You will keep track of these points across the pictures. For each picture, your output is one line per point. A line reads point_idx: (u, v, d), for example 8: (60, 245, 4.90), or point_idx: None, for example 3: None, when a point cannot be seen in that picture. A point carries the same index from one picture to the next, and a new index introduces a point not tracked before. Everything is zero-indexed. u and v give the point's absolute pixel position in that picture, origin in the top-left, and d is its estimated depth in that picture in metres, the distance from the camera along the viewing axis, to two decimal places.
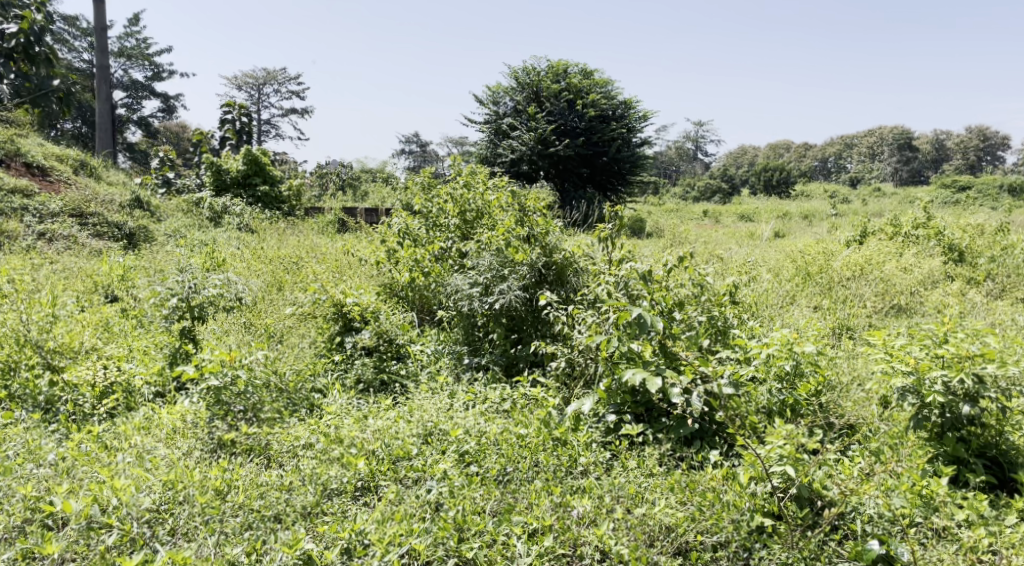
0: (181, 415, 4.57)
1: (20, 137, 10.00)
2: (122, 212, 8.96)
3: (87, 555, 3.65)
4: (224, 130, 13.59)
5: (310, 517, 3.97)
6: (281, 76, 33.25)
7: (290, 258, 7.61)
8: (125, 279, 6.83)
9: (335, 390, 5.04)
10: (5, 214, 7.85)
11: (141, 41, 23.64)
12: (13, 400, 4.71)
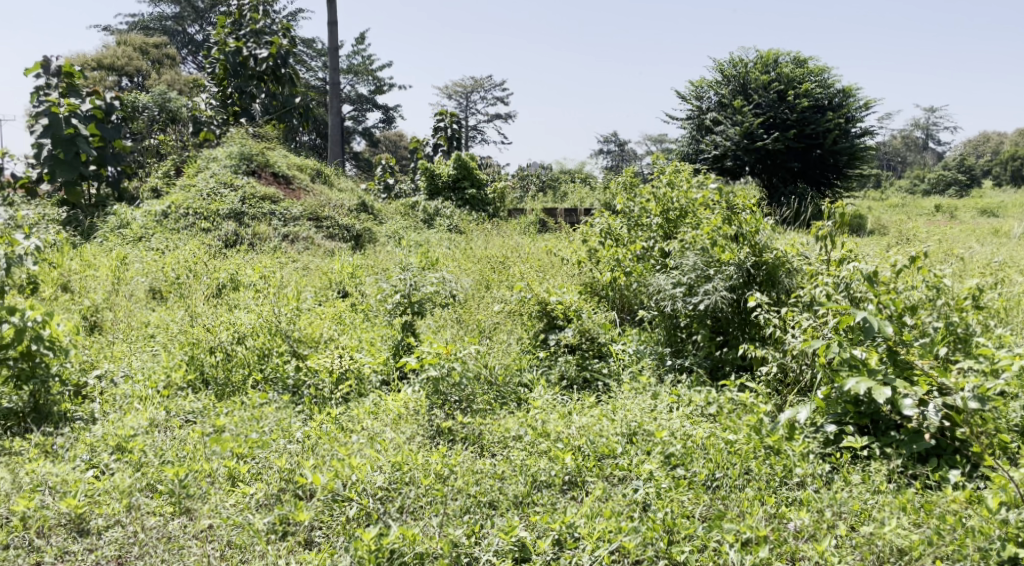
0: (405, 402, 4.85)
1: (269, 149, 11.14)
2: (351, 215, 9.70)
3: (331, 525, 3.88)
4: (437, 137, 14.35)
5: (521, 506, 4.08)
6: (488, 83, 34.56)
7: (498, 258, 7.88)
8: (353, 276, 7.39)
9: (541, 385, 5.18)
10: (257, 219, 8.79)
11: (366, 58, 25.53)
12: (267, 383, 5.25)
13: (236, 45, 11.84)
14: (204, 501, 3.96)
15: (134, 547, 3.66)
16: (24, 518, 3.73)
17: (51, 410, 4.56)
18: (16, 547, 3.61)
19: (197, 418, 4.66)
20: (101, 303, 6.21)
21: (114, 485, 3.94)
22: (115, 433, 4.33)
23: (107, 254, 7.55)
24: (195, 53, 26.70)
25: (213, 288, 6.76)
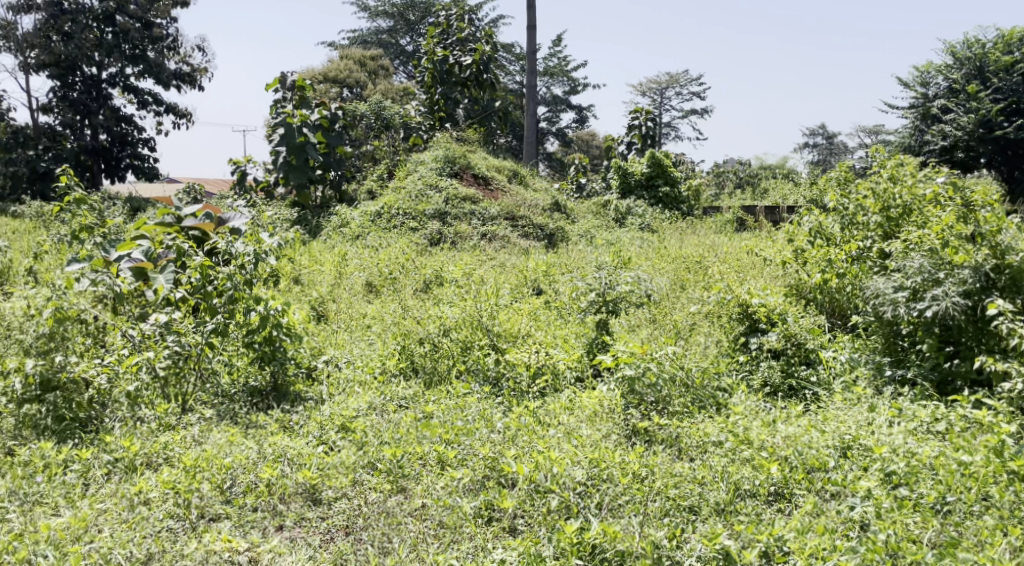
0: (599, 400, 4.91)
1: (471, 152, 11.62)
2: (546, 214, 9.89)
3: (532, 514, 3.98)
4: (631, 135, 14.33)
5: (724, 514, 4.01)
6: (684, 78, 33.95)
7: (694, 257, 7.74)
8: (548, 274, 7.50)
9: (742, 391, 5.05)
10: (458, 219, 9.18)
11: (563, 59, 25.89)
12: (470, 373, 5.48)
13: (444, 54, 12.45)
14: (418, 482, 4.21)
15: (359, 519, 3.92)
16: (269, 484, 4.08)
17: (288, 389, 5.00)
18: (263, 510, 3.95)
19: (410, 404, 4.97)
20: (326, 295, 6.78)
21: (341, 461, 4.27)
22: (340, 414, 4.70)
23: (331, 251, 8.19)
24: (406, 63, 28.23)
25: (421, 284, 7.15)
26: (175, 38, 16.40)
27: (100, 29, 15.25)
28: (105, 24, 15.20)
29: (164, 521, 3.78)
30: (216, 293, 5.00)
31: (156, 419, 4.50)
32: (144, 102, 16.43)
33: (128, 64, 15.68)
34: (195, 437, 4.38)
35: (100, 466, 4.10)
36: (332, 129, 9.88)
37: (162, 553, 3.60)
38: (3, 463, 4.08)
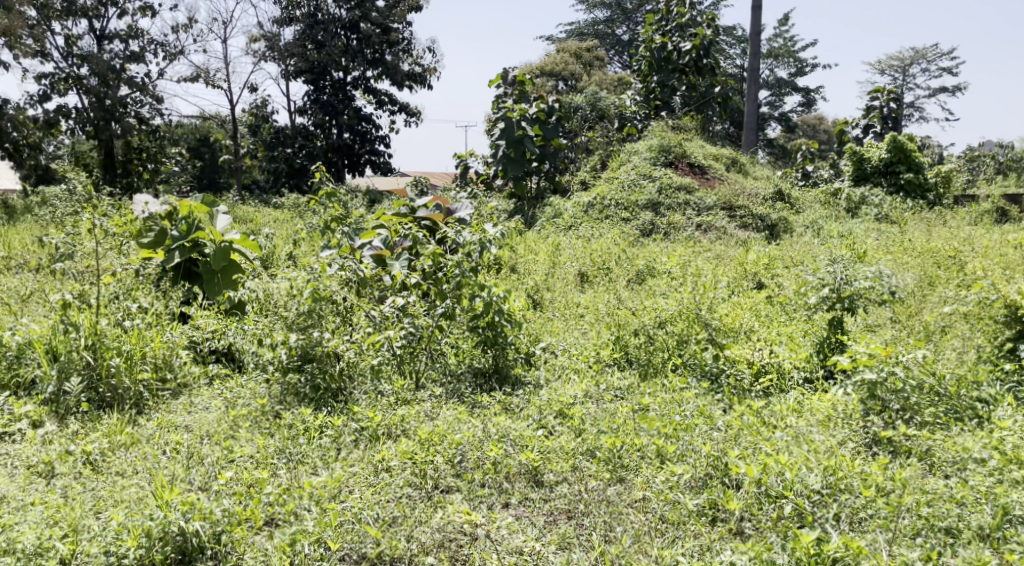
0: (832, 403, 4.57)
1: (688, 141, 11.34)
2: (767, 204, 9.42)
3: (761, 519, 3.82)
4: (869, 117, 13.34)
5: (990, 540, 3.61)
6: (932, 53, 31.14)
7: (946, 251, 7.05)
8: (770, 267, 7.14)
9: (1007, 403, 4.49)
10: (672, 209, 8.98)
11: (790, 39, 24.71)
12: (686, 367, 5.32)
13: (662, 41, 12.31)
14: (637, 473, 4.15)
15: (581, 505, 3.95)
16: (495, 463, 4.19)
17: (508, 371, 5.15)
18: (490, 486, 4.07)
19: (625, 395, 4.94)
20: (541, 284, 6.89)
21: (561, 446, 4.31)
22: (558, 400, 4.75)
23: (545, 242, 8.32)
24: (622, 53, 28.12)
25: (634, 276, 7.07)
26: (410, 42, 17.35)
27: (347, 36, 16.53)
28: (351, 32, 16.51)
29: (403, 488, 3.96)
30: (446, 279, 5.23)
31: (393, 393, 4.76)
32: (382, 102, 17.59)
33: (369, 67, 16.77)
34: (427, 412, 4.60)
35: (348, 433, 4.37)
36: (550, 120, 10.05)
37: (403, 518, 3.76)
38: (273, 424, 4.42)
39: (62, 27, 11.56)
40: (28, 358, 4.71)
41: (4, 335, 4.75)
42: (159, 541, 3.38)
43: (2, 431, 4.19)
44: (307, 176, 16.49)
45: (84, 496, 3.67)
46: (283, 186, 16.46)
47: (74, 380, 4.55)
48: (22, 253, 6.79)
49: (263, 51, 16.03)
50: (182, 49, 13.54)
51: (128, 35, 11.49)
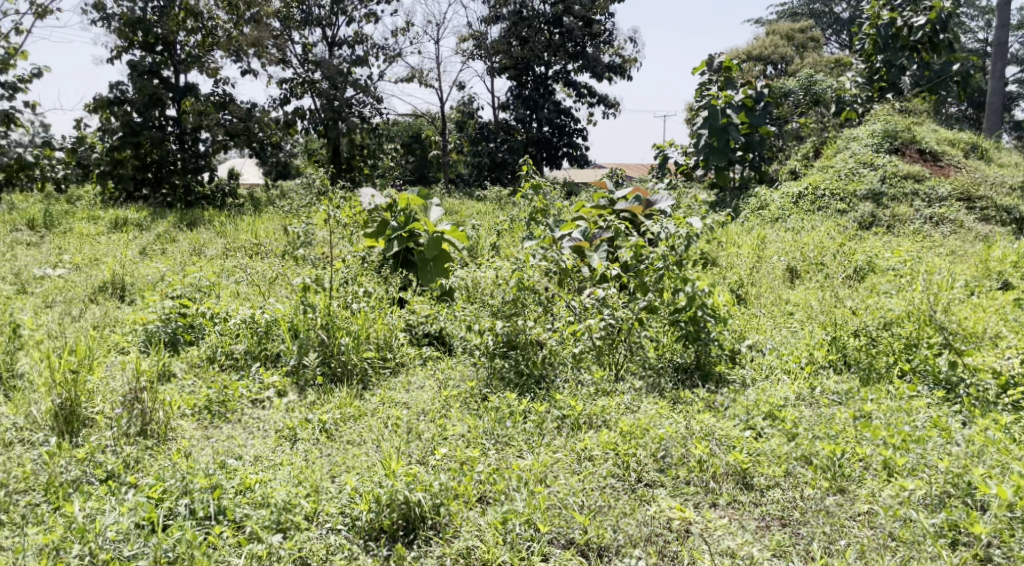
0: None
1: (918, 126, 10.47)
2: (1015, 193, 8.50)
3: (1012, 547, 3.50)
4: None
5: None
6: None
7: None
8: (1018, 265, 6.43)
9: None
10: (898, 200, 8.32)
11: None
12: (916, 375, 4.95)
13: (889, 17, 11.37)
14: (860, 485, 3.94)
15: (796, 512, 3.82)
16: (700, 461, 4.11)
17: (711, 369, 5.04)
18: (696, 485, 4.01)
19: (844, 400, 4.67)
20: (746, 279, 6.71)
21: (773, 448, 4.15)
22: (767, 401, 4.57)
23: (749, 234, 8.08)
24: (839, 32, 26.51)
25: (852, 272, 6.69)
26: (611, 33, 17.28)
27: (550, 31, 16.79)
28: (554, 26, 16.73)
29: (606, 478, 4.00)
30: (648, 271, 5.22)
31: (593, 384, 4.78)
32: (581, 95, 17.72)
33: (569, 60, 16.95)
34: (628, 405, 4.59)
35: (551, 419, 4.46)
36: (757, 107, 9.52)
37: (608, 508, 3.80)
38: (481, 406, 4.60)
39: (300, 37, 12.63)
40: (276, 335, 5.26)
41: (255, 314, 5.34)
42: (387, 507, 3.68)
43: (254, 399, 4.70)
44: (508, 169, 17.00)
45: (322, 461, 4.04)
46: (484, 179, 17.12)
47: (311, 355, 5.01)
48: (266, 240, 7.55)
49: (471, 50, 16.67)
50: (400, 52, 14.41)
51: (355, 41, 12.35)
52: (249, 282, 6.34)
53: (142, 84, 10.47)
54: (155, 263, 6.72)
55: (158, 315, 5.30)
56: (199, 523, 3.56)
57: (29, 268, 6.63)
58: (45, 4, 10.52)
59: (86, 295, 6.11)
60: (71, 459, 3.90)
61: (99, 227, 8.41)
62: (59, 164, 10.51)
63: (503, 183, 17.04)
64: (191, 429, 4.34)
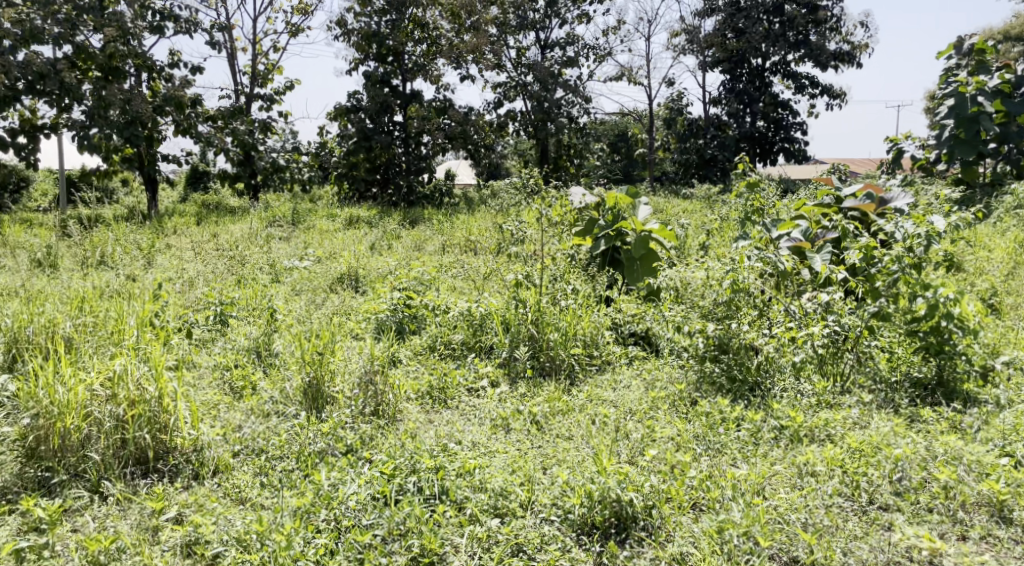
0: None
1: None
2: None
3: None
4: None
5: None
6: None
7: None
8: None
9: None
10: None
11: None
12: None
13: None
14: None
15: None
16: (946, 488, 3.77)
17: (957, 387, 4.57)
18: (940, 513, 3.68)
19: None
20: (1002, 288, 6.04)
21: None
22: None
23: (1003, 236, 7.35)
24: None
25: None
26: (840, 19, 16.15)
27: (770, 20, 16.06)
28: (775, 15, 15.99)
29: (833, 496, 3.76)
30: (880, 275, 4.84)
31: (815, 395, 4.52)
32: (802, 87, 16.87)
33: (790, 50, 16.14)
34: (856, 420, 4.30)
35: (768, 430, 4.26)
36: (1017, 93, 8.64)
37: (836, 529, 3.59)
38: (691, 410, 4.49)
39: (515, 41, 12.96)
40: (489, 327, 5.49)
41: (471, 307, 5.61)
42: (599, 504, 3.72)
43: (470, 387, 4.95)
44: (717, 167, 16.47)
45: (534, 452, 4.19)
46: (692, 177, 16.77)
47: (522, 348, 5.19)
48: (480, 237, 7.83)
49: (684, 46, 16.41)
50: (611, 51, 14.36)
51: (568, 42, 12.47)
52: (465, 278, 6.63)
53: (375, 93, 11.24)
54: (385, 258, 7.20)
55: (387, 306, 5.72)
56: (425, 500, 3.87)
57: (280, 260, 7.33)
58: (296, 23, 11.55)
59: (326, 285, 6.67)
60: (317, 432, 4.31)
61: (335, 223, 9.13)
62: (306, 167, 11.61)
63: (712, 179, 16.50)
64: (415, 412, 4.66)
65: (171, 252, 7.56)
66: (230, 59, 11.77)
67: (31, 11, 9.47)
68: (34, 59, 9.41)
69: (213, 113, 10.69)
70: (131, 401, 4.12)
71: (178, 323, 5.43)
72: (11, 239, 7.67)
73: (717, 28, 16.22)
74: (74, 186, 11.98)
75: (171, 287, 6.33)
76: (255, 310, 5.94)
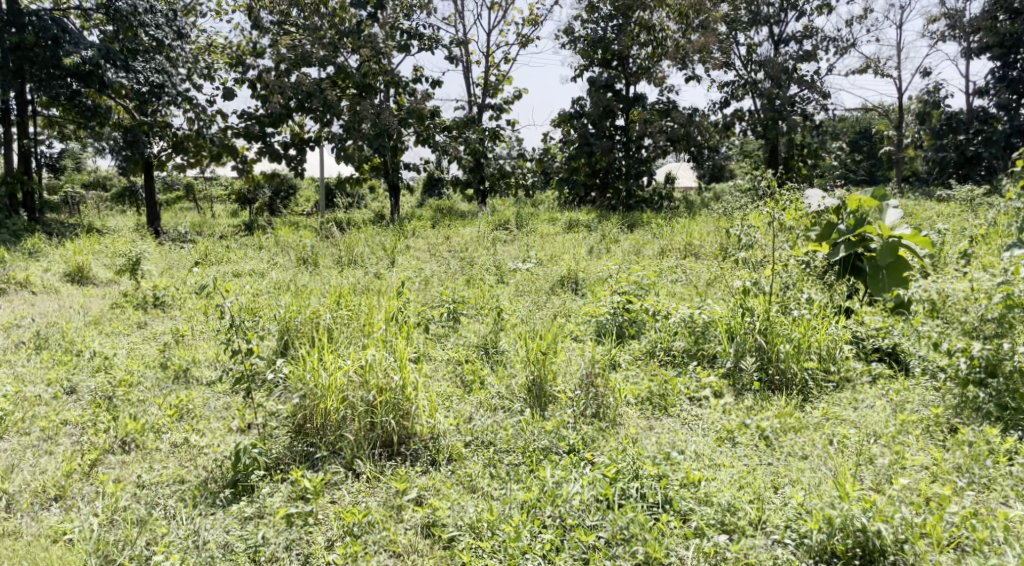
0: None
1: None
2: None
3: None
4: None
5: None
6: None
7: None
8: None
9: None
10: None
11: None
12: None
13: None
14: None
15: None
16: None
17: None
18: None
19: None
20: None
21: None
22: None
23: None
24: None
25: None
26: None
27: None
28: None
29: None
30: None
31: None
32: None
33: None
34: None
35: None
36: None
37: None
38: (950, 438, 4.07)
39: (746, 37, 12.46)
40: (712, 335, 5.30)
41: (694, 314, 5.44)
42: (841, 531, 3.52)
43: (693, 396, 4.82)
44: (982, 165, 14.98)
45: (763, 469, 4.04)
46: (949, 177, 15.38)
47: (748, 358, 4.96)
48: (702, 241, 7.61)
49: (944, 31, 15.17)
50: (853, 42, 13.43)
51: (804, 36, 11.82)
52: (686, 283, 6.46)
53: (599, 98, 11.29)
54: (605, 262, 7.20)
55: (607, 310, 5.71)
56: (649, 507, 3.84)
57: (506, 262, 7.58)
58: (526, 33, 11.85)
59: (546, 287, 6.79)
60: (541, 430, 4.40)
61: (557, 227, 9.26)
62: (530, 173, 12.29)
63: (974, 179, 14.94)
64: (635, 417, 4.61)
65: (410, 253, 8.06)
66: (465, 72, 12.32)
67: (303, 38, 10.62)
68: (304, 80, 10.46)
69: (449, 123, 11.26)
70: (379, 388, 4.39)
71: (417, 319, 5.77)
72: (281, 240, 8.55)
73: (987, 10, 14.84)
74: (332, 194, 13.16)
75: (410, 285, 6.73)
76: (484, 309, 6.17)
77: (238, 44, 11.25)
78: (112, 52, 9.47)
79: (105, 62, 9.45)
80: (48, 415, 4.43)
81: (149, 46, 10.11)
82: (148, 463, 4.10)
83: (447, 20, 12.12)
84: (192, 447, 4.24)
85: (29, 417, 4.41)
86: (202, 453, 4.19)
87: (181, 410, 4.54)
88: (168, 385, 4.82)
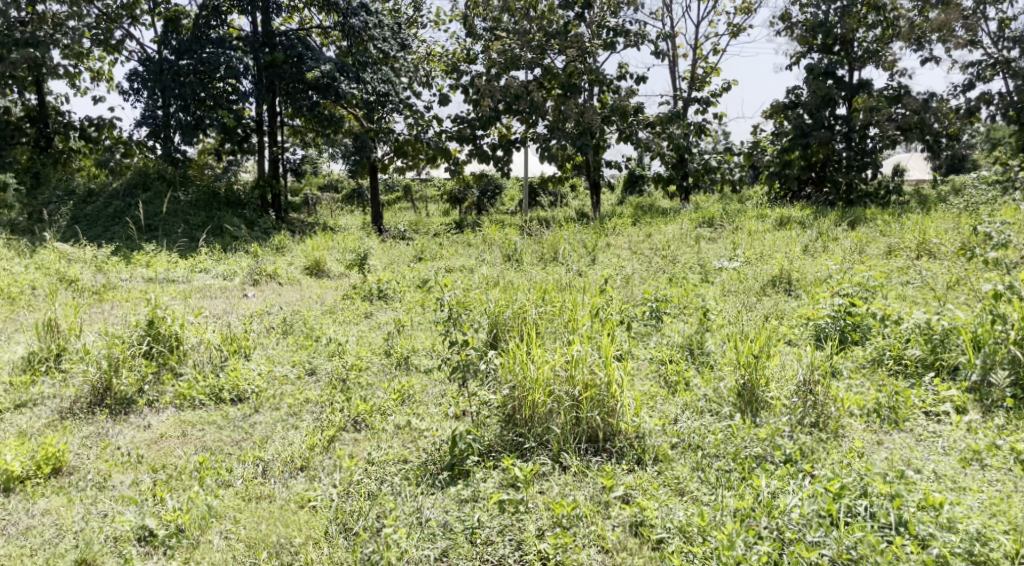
0: None
1: None
2: None
3: None
4: None
5: None
6: None
7: None
8: None
9: None
10: None
11: None
12: None
13: None
14: None
15: None
16: None
17: None
18: None
19: None
20: None
21: None
22: None
23: None
24: None
25: None
26: None
27: None
28: None
29: None
30: None
31: None
32: None
33: None
34: None
35: None
36: None
37: None
38: None
39: (996, 12, 11.17)
40: (953, 344, 4.76)
41: (931, 319, 4.92)
42: None
43: (929, 410, 4.37)
44: None
45: (1019, 498, 3.62)
46: None
47: (999, 372, 4.43)
48: (939, 237, 6.90)
49: None
50: None
51: None
52: (920, 285, 5.88)
53: (817, 86, 10.62)
54: (823, 262, 6.71)
55: (827, 312, 5.26)
56: (880, 529, 3.49)
57: (711, 261, 7.27)
58: (738, 22, 11.39)
59: (757, 287, 6.43)
60: (754, 437, 4.14)
61: (767, 224, 8.79)
62: (738, 167, 11.79)
63: None
64: (860, 430, 4.23)
65: (613, 251, 7.98)
66: (672, 67, 12.05)
67: (513, 42, 10.88)
68: (513, 82, 10.68)
69: (653, 119, 11.05)
70: (585, 384, 4.33)
71: (620, 316, 5.67)
72: (489, 237, 8.75)
73: None
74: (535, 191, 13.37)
75: (612, 283, 6.63)
76: (688, 309, 5.95)
77: (454, 51, 11.70)
78: (345, 65, 10.25)
79: (340, 75, 10.25)
80: (294, 393, 4.78)
81: (376, 58, 10.79)
82: (376, 442, 4.31)
83: (655, 14, 11.92)
84: (414, 430, 4.42)
85: (278, 394, 4.78)
86: (423, 436, 4.34)
87: (403, 395, 4.74)
88: (390, 370, 5.06)
